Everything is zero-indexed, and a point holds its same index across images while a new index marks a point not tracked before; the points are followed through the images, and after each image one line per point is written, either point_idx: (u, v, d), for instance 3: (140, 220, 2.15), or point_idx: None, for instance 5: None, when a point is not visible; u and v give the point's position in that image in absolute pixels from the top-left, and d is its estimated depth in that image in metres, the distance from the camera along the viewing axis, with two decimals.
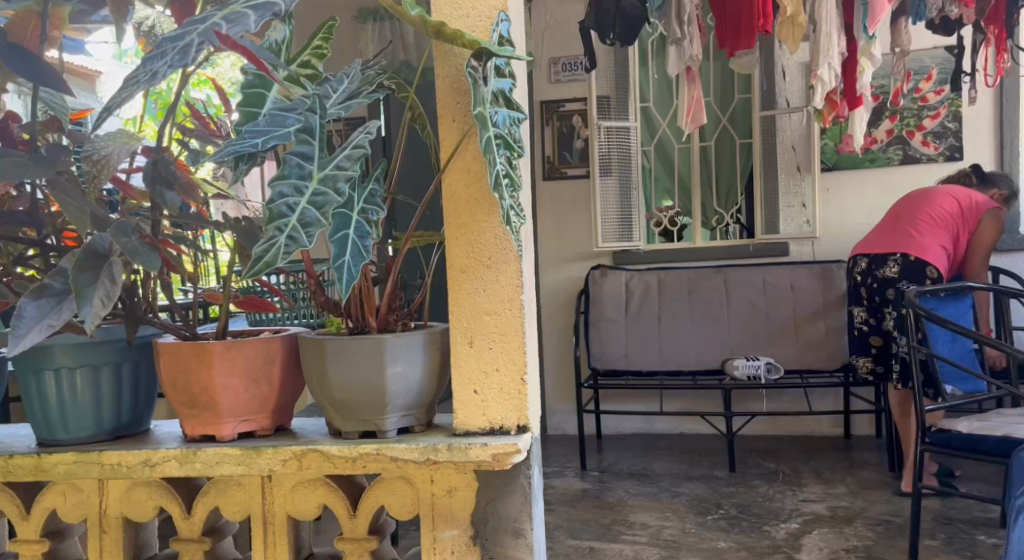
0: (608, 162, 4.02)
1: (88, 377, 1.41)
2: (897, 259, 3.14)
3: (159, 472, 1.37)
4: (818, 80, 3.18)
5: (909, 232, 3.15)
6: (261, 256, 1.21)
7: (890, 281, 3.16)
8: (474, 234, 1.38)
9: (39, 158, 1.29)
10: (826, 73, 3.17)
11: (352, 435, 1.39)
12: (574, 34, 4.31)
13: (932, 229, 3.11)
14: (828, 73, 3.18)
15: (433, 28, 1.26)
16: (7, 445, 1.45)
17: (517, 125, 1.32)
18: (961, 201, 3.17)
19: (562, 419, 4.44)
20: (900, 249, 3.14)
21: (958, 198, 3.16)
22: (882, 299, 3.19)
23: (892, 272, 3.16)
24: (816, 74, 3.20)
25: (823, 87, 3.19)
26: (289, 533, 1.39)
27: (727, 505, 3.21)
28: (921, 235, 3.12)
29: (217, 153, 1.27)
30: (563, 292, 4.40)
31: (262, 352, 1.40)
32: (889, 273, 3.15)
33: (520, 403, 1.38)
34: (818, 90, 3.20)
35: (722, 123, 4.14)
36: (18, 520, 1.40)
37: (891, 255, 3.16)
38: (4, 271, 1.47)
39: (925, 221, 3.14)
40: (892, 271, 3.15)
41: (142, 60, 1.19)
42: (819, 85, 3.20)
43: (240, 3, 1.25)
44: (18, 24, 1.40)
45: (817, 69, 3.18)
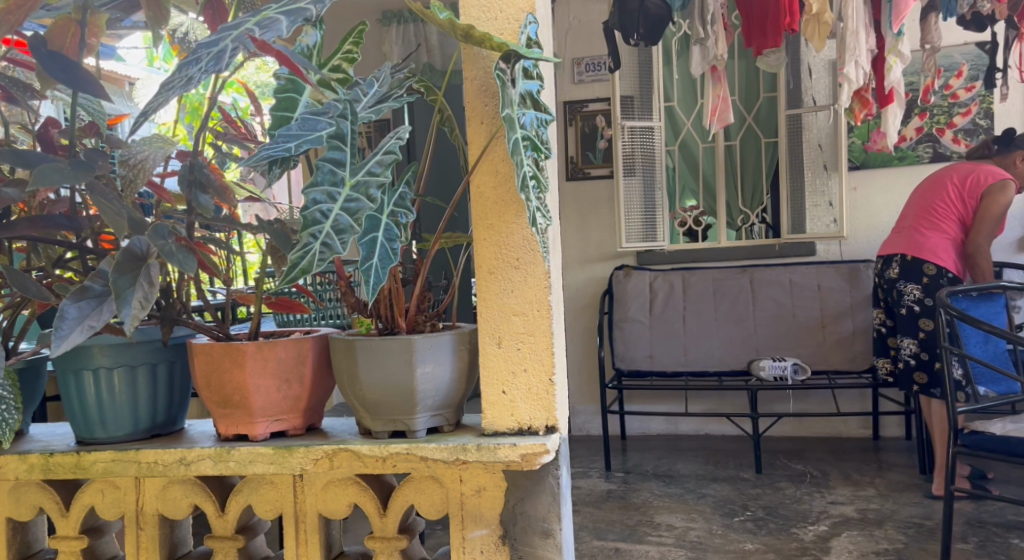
0: (631, 162, 4.02)
1: (125, 377, 1.44)
2: (896, 259, 3.19)
3: (194, 471, 1.39)
4: (844, 79, 3.16)
5: (909, 231, 3.18)
6: (296, 263, 1.23)
7: (892, 281, 3.22)
8: (501, 235, 1.39)
9: (78, 162, 1.31)
10: (852, 72, 3.15)
11: (382, 435, 1.40)
12: (598, 34, 4.31)
13: (929, 223, 3.13)
14: (855, 72, 3.16)
15: (462, 31, 1.27)
16: (47, 444, 1.48)
17: (545, 126, 1.33)
18: (960, 181, 3.11)
19: (585, 420, 4.44)
20: (899, 251, 3.19)
21: (954, 182, 3.12)
22: (891, 298, 3.26)
23: (894, 273, 3.21)
24: (844, 73, 3.18)
25: (849, 85, 3.17)
26: (320, 531, 1.41)
27: (754, 506, 3.20)
28: (917, 233, 3.14)
29: (251, 158, 1.29)
30: (586, 292, 4.40)
31: (293, 352, 1.42)
32: (890, 273, 3.21)
33: (548, 404, 1.38)
34: (845, 89, 3.18)
35: (747, 123, 4.11)
36: (58, 517, 1.43)
37: (893, 257, 3.22)
38: (44, 272, 1.50)
39: (923, 218, 3.15)
40: (893, 272, 3.21)
41: (178, 66, 1.21)
42: (846, 84, 3.18)
43: (273, 8, 1.27)
44: (58, 31, 1.41)
45: (844, 68, 3.16)
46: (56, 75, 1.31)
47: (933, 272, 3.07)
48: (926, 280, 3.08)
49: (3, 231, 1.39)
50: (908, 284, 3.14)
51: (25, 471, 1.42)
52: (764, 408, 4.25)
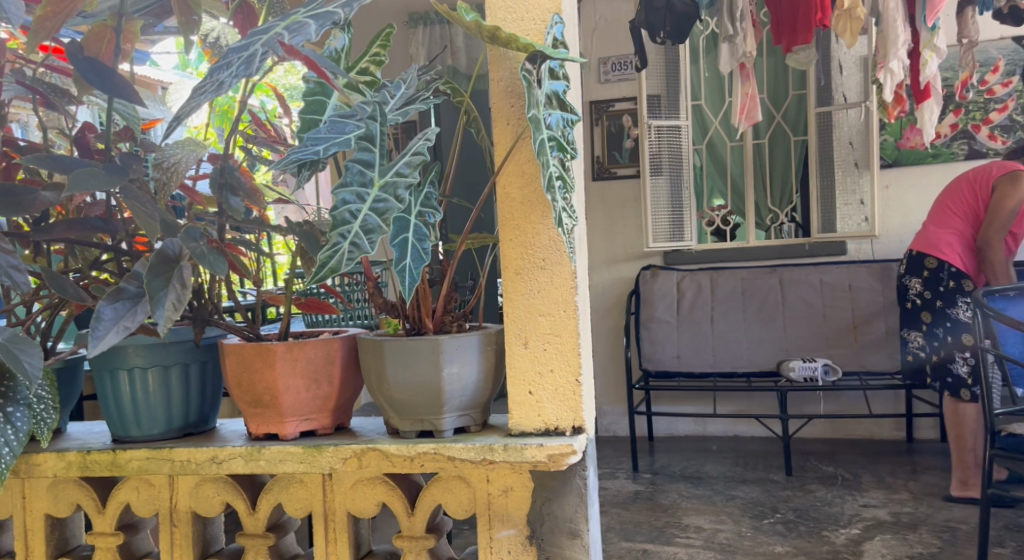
0: (658, 161, 4.02)
1: (160, 376, 1.47)
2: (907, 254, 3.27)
3: (226, 469, 1.41)
4: (887, 72, 3.13)
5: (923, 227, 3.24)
6: (325, 262, 1.24)
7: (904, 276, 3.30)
8: (527, 235, 1.39)
9: (113, 167, 1.33)
10: (896, 65, 3.12)
11: (410, 435, 1.41)
12: (624, 33, 4.30)
13: (939, 218, 3.17)
14: (898, 65, 3.12)
15: (488, 32, 1.28)
16: (84, 442, 1.51)
17: (571, 127, 1.34)
18: (975, 178, 3.10)
19: (612, 421, 4.43)
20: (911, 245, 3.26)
21: (970, 178, 3.12)
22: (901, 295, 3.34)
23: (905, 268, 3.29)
24: (886, 67, 3.15)
25: (892, 79, 3.13)
26: (349, 529, 1.42)
27: (784, 508, 3.18)
28: (929, 228, 3.19)
29: (281, 161, 1.33)
30: (613, 292, 4.40)
31: (323, 352, 1.44)
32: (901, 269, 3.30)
33: (574, 404, 1.39)
34: (887, 83, 3.14)
35: (775, 120, 4.08)
36: (94, 514, 1.46)
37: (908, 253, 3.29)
38: (81, 274, 1.53)
39: (938, 214, 3.19)
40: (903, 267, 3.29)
41: (209, 71, 1.24)
42: (888, 77, 3.14)
43: (302, 13, 1.28)
44: (94, 39, 1.44)
45: (887, 61, 3.13)
46: (92, 82, 1.33)
47: (933, 265, 3.13)
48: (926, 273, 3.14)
49: (41, 234, 1.42)
50: (913, 278, 3.21)
51: (62, 468, 1.44)
52: (794, 408, 4.22)
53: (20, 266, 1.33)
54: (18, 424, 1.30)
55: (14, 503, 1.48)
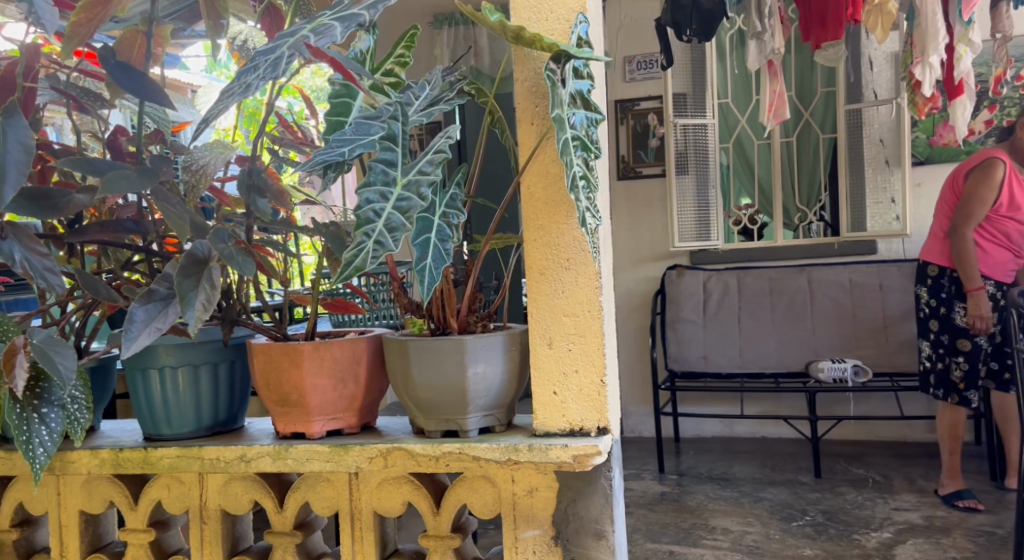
0: (683, 160, 4.01)
1: (189, 375, 1.49)
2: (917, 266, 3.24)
3: (254, 467, 1.43)
4: (925, 67, 3.10)
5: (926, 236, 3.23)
6: (351, 261, 1.25)
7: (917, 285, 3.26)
8: (552, 235, 1.40)
9: (145, 170, 1.36)
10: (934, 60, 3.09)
11: (435, 434, 1.42)
12: (650, 31, 4.29)
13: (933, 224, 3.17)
14: (937, 58, 3.10)
15: (513, 33, 1.28)
16: (116, 440, 1.53)
17: (595, 126, 1.34)
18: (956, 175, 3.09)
19: (638, 421, 4.42)
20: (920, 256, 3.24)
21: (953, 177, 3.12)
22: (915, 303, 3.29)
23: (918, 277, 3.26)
24: (924, 61, 3.13)
25: (930, 73, 3.10)
26: (375, 528, 1.43)
27: (813, 511, 3.16)
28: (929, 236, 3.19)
29: (308, 163, 1.34)
30: (638, 292, 4.39)
31: (349, 352, 1.45)
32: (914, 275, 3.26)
33: (600, 404, 1.39)
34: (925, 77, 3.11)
35: (804, 118, 4.05)
36: (126, 510, 1.48)
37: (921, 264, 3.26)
38: (113, 274, 1.56)
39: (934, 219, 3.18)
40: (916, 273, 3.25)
41: (237, 73, 1.25)
42: (926, 70, 3.11)
43: (328, 15, 1.30)
44: (126, 43, 1.45)
45: (926, 54, 3.11)
46: (125, 87, 1.35)
47: (935, 273, 3.11)
48: (931, 281, 3.12)
49: (74, 235, 1.44)
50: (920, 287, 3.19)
51: (96, 466, 1.47)
52: (822, 410, 4.18)
53: (54, 268, 1.35)
54: (51, 424, 1.33)
55: (48, 500, 1.50)
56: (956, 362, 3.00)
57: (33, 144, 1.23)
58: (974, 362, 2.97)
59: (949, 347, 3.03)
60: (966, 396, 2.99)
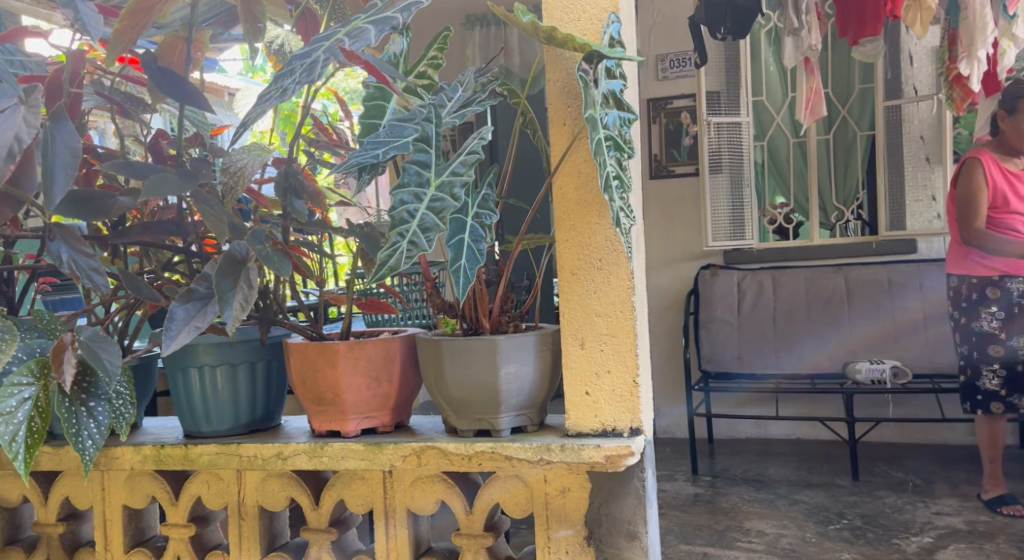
0: (718, 159, 4.00)
1: (227, 374, 1.52)
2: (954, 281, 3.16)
3: (290, 465, 1.45)
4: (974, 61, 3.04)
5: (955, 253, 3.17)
6: (384, 262, 1.26)
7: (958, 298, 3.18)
8: (584, 235, 1.40)
9: (185, 172, 1.39)
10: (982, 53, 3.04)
11: (468, 433, 1.44)
12: (683, 29, 4.27)
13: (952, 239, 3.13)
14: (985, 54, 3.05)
15: (545, 33, 1.29)
16: (158, 437, 1.56)
17: (627, 126, 1.35)
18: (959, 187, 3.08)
19: (671, 422, 4.41)
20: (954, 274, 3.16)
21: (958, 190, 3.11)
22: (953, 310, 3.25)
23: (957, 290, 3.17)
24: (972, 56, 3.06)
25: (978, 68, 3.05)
26: (409, 526, 1.45)
27: (850, 514, 3.12)
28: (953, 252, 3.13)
29: (343, 165, 1.36)
30: (670, 292, 4.38)
31: (383, 352, 1.47)
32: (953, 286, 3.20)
33: (632, 404, 1.39)
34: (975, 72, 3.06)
35: (842, 115, 4.00)
36: (167, 506, 1.51)
37: None
38: (154, 274, 1.59)
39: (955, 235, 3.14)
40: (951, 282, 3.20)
41: (274, 78, 1.27)
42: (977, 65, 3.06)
43: (362, 18, 1.31)
44: (167, 49, 1.47)
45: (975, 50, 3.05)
46: (165, 91, 1.38)
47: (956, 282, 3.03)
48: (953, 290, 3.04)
49: (117, 237, 1.47)
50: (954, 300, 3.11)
51: (139, 461, 1.50)
52: (859, 411, 4.14)
53: (99, 268, 1.39)
54: (100, 418, 1.36)
55: (93, 493, 1.53)
56: (993, 369, 2.95)
57: (79, 147, 1.26)
58: (1011, 364, 2.92)
59: (981, 356, 2.97)
60: (1009, 401, 2.95)
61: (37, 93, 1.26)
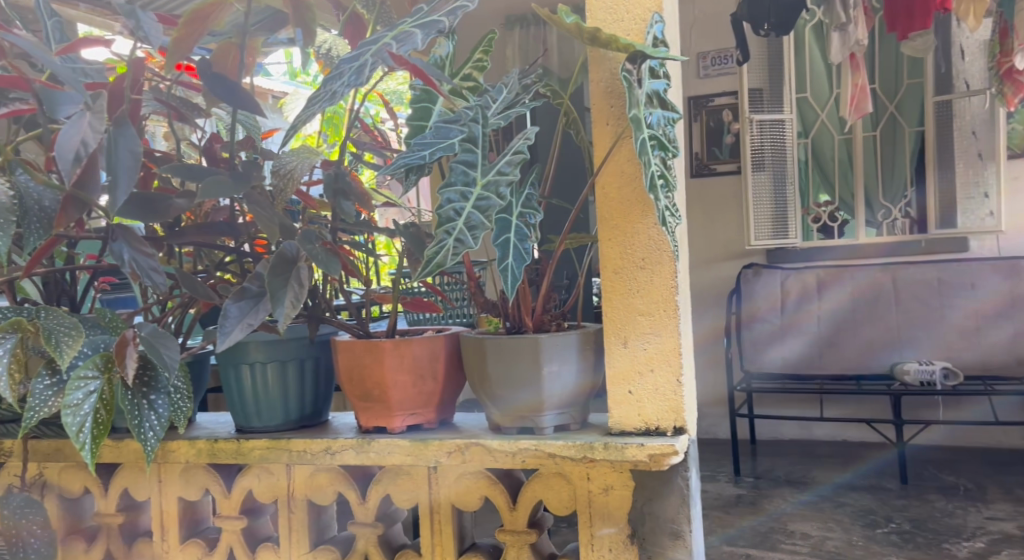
0: (761, 156, 3.99)
1: (278, 371, 1.56)
2: None
3: (338, 460, 1.48)
4: None
5: None
6: (431, 258, 1.30)
7: None
8: (628, 235, 1.41)
9: (237, 175, 1.43)
10: None
11: (512, 430, 1.45)
12: (725, 26, 4.23)
13: None
14: None
15: (589, 34, 1.31)
16: (211, 431, 1.61)
17: (672, 125, 1.36)
18: None
19: (712, 422, 4.39)
20: None
21: None
22: None
23: None
24: None
25: None
26: (454, 522, 1.47)
27: (899, 518, 3.08)
28: None
29: (390, 166, 1.38)
30: (712, 292, 4.36)
31: (428, 350, 1.50)
32: None
33: (675, 404, 1.39)
34: None
35: (889, 111, 3.92)
36: (220, 498, 1.55)
37: None
38: (207, 273, 1.65)
39: None
40: None
41: (323, 81, 1.31)
42: None
43: (408, 22, 1.34)
44: (222, 56, 1.52)
45: None
46: (219, 95, 1.41)
47: None
48: None
49: (174, 237, 1.52)
50: None
51: (194, 455, 1.54)
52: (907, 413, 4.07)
53: (158, 267, 1.44)
54: (159, 410, 1.40)
55: (151, 486, 1.57)
56: None
57: (141, 151, 1.31)
58: None
59: None
60: None
61: (103, 99, 1.31)
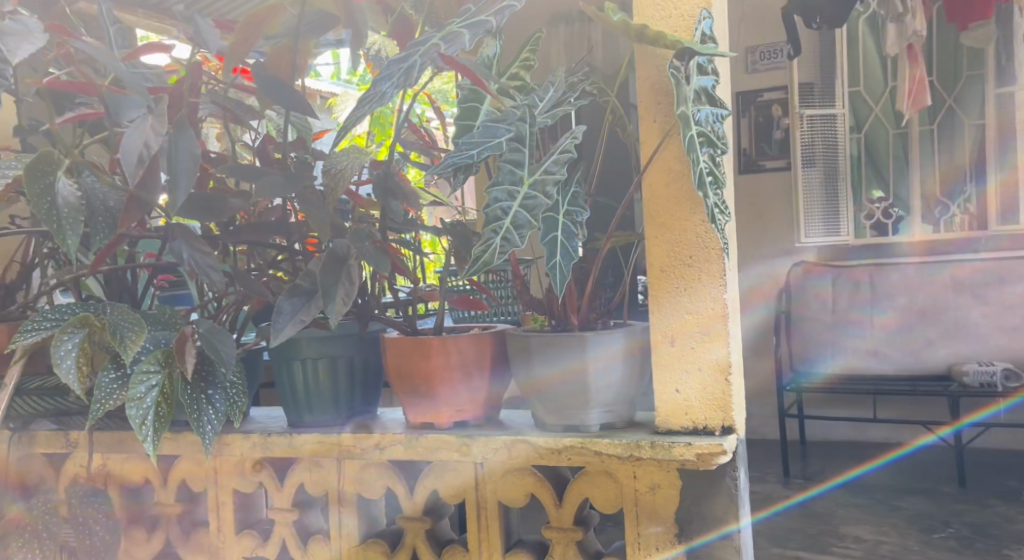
0: (811, 153, 3.93)
1: (328, 367, 1.59)
2: None
3: (387, 455, 1.51)
4: None
5: None
6: (479, 256, 1.31)
7: None
8: (675, 232, 1.41)
9: (291, 175, 1.47)
10: None
11: (558, 428, 1.46)
12: (775, 20, 4.17)
13: None
14: None
15: (637, 31, 1.31)
16: (264, 425, 1.65)
17: (721, 121, 1.36)
18: None
19: (761, 422, 4.34)
20: None
21: None
22: None
23: None
24: None
25: None
26: (500, 518, 1.49)
27: (957, 523, 3.02)
28: None
29: (439, 165, 1.40)
30: (762, 290, 4.31)
31: (475, 347, 1.51)
32: None
33: (724, 403, 1.39)
34: None
35: (948, 104, 3.83)
36: (274, 491, 1.58)
37: None
38: (260, 271, 1.69)
39: None
40: None
41: (373, 82, 1.33)
42: None
43: (456, 22, 1.35)
44: (276, 58, 1.53)
45: None
46: (275, 98, 1.47)
47: None
48: None
49: (229, 236, 1.57)
50: None
51: (248, 448, 1.58)
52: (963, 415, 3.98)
53: (215, 266, 1.48)
54: (217, 405, 1.45)
55: (207, 478, 1.62)
56: None
57: (200, 153, 1.35)
58: None
59: None
60: None
61: (165, 103, 1.35)
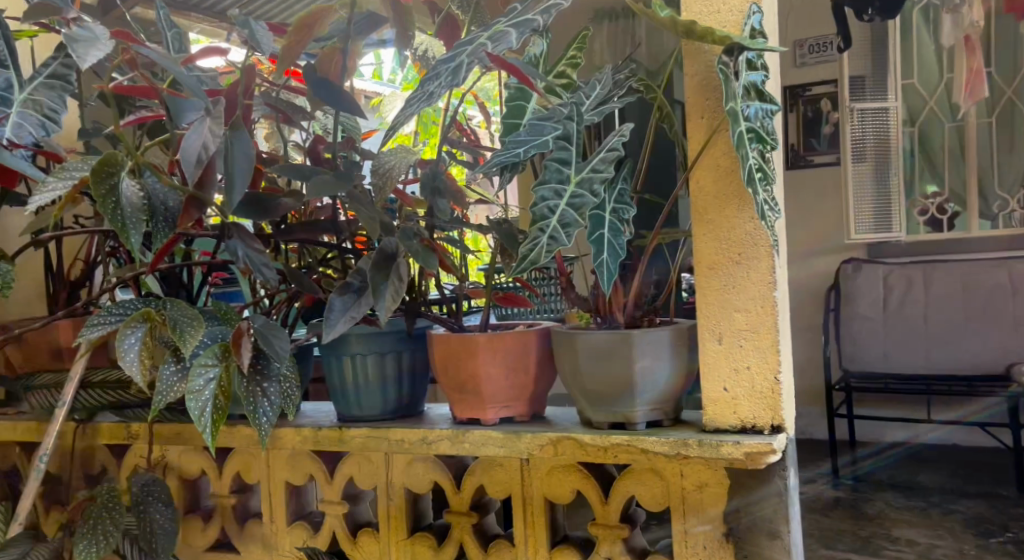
0: (862, 148, 3.88)
1: (377, 363, 1.61)
2: None
3: (435, 449, 1.53)
4: None
5: None
6: (526, 255, 1.33)
7: None
8: (723, 229, 1.41)
9: (341, 174, 1.49)
10: None
11: (604, 425, 1.47)
12: (825, 13, 4.11)
13: None
14: None
15: (684, 27, 1.30)
16: (314, 420, 1.68)
17: (770, 116, 1.35)
18: None
19: (810, 422, 4.29)
20: None
21: None
22: None
23: None
24: None
25: None
26: (546, 514, 1.50)
27: (1016, 527, 2.95)
28: None
29: (486, 164, 1.41)
30: (810, 287, 4.26)
31: (521, 344, 1.53)
32: None
33: (773, 402, 1.38)
34: None
35: (1007, 96, 3.75)
36: (324, 484, 1.61)
37: None
38: (310, 269, 1.72)
39: None
40: None
41: (420, 83, 1.34)
42: None
43: (504, 21, 1.37)
44: (327, 60, 1.58)
45: None
46: (325, 99, 1.49)
47: None
48: None
49: (281, 235, 1.60)
50: None
51: (299, 442, 1.61)
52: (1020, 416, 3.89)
53: (269, 263, 1.51)
54: (273, 397, 1.46)
55: (260, 471, 1.66)
56: None
57: (255, 153, 1.38)
58: None
59: None
60: None
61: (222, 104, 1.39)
